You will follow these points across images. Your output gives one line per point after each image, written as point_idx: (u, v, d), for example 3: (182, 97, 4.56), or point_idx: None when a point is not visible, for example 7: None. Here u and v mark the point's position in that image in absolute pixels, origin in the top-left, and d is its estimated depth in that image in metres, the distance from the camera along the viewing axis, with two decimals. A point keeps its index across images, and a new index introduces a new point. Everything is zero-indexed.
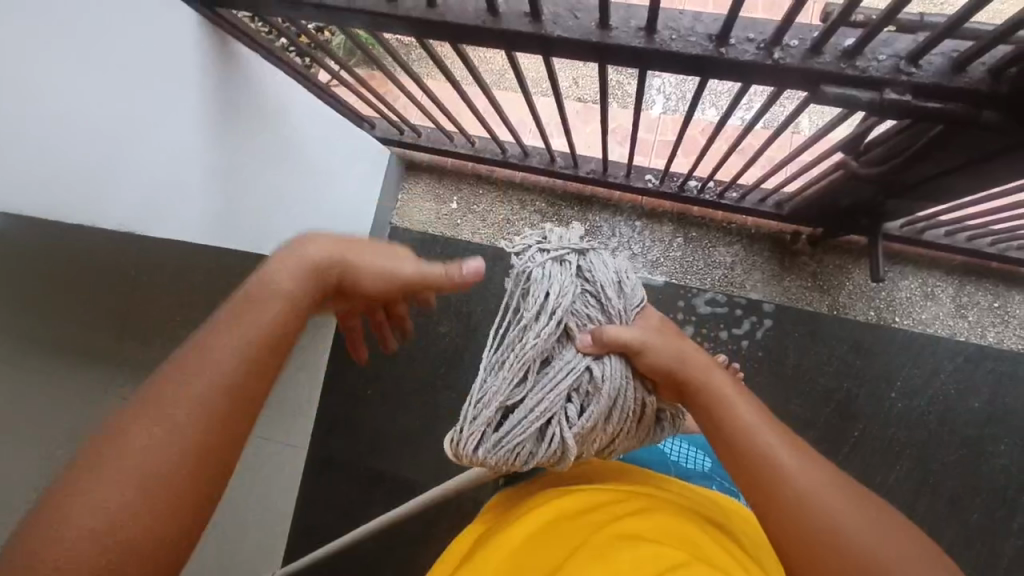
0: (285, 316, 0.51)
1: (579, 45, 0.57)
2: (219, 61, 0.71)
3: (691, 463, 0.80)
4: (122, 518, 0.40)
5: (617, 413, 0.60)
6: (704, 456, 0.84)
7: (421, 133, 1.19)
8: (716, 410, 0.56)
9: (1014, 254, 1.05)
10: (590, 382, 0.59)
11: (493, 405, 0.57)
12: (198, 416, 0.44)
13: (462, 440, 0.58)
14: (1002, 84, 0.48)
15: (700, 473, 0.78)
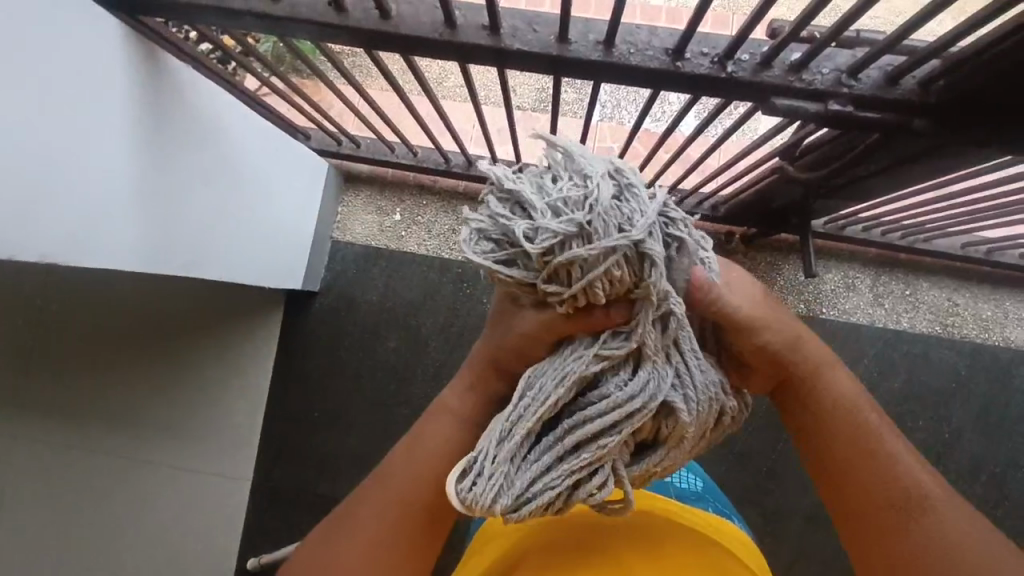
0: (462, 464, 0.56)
1: (538, 57, 0.57)
2: (146, 67, 0.66)
3: (682, 483, 0.74)
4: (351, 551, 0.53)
5: (684, 447, 0.50)
6: (691, 475, 0.76)
7: (361, 144, 1.16)
8: (844, 412, 0.54)
9: (921, 245, 1.15)
10: (669, 418, 0.48)
11: (530, 431, 0.46)
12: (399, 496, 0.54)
13: (483, 487, 0.45)
14: (930, 95, 0.53)
15: (695, 494, 0.72)
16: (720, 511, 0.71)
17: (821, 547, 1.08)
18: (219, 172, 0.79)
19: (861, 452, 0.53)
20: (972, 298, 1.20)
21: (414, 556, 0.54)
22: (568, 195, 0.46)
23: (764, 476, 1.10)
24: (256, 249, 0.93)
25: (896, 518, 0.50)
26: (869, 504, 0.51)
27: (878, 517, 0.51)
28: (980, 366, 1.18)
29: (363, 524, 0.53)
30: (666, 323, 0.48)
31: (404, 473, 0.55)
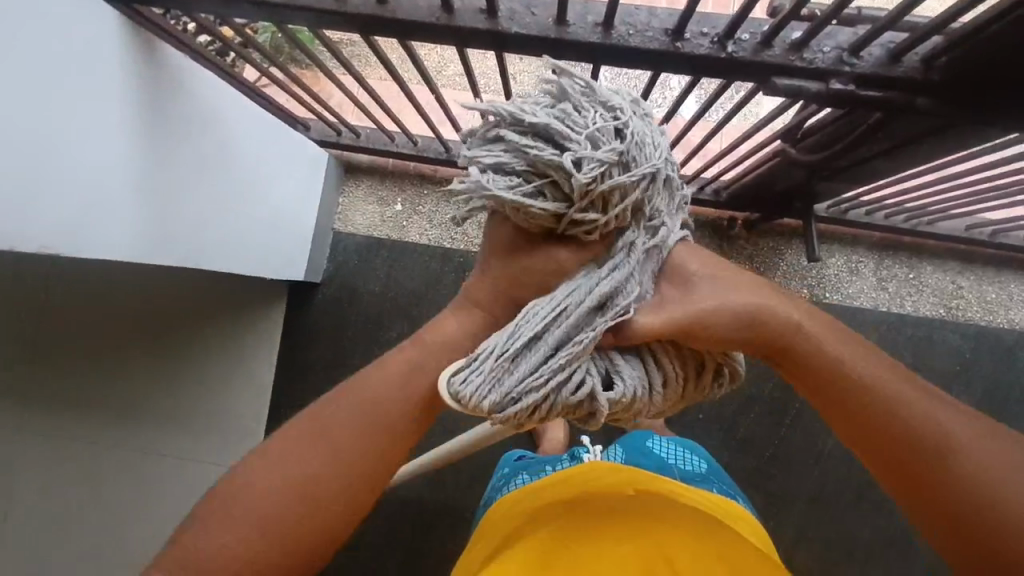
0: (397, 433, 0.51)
1: (537, 41, 0.57)
2: (142, 56, 0.65)
3: (687, 464, 0.73)
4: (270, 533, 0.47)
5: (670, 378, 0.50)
6: (695, 457, 0.75)
7: (361, 134, 1.15)
8: (888, 408, 0.48)
9: (925, 228, 1.14)
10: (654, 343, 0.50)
11: (525, 331, 0.47)
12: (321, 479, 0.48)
13: (476, 380, 0.47)
14: (934, 72, 0.52)
15: (700, 475, 0.71)
16: (725, 491, 0.69)
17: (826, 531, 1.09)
18: (218, 164, 0.80)
19: (921, 452, 0.47)
20: (977, 280, 1.20)
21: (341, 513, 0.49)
22: (603, 123, 0.47)
23: (768, 461, 1.11)
24: (256, 242, 0.93)
25: (988, 526, 0.45)
26: (948, 514, 0.46)
27: (962, 528, 0.45)
28: (984, 348, 1.18)
29: (280, 478, 0.48)
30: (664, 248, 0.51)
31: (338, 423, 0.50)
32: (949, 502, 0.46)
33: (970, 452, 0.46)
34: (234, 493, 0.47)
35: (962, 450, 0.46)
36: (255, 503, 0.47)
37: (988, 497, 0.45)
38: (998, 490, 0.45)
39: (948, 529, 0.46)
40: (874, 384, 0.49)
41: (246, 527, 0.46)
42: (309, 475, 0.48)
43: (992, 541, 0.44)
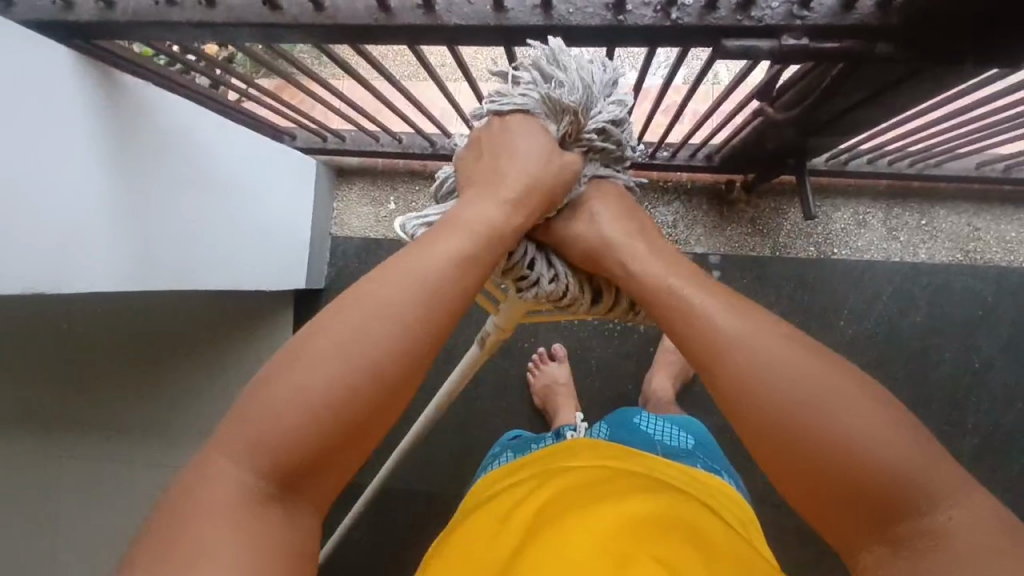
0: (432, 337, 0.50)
1: (478, 30, 0.56)
2: (105, 88, 0.67)
3: (673, 441, 0.73)
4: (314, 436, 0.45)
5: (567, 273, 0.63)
6: (683, 432, 0.76)
7: (344, 138, 1.16)
8: (698, 331, 0.50)
9: (934, 171, 1.09)
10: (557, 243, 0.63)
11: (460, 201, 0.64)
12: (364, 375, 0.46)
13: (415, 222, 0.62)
14: (892, 15, 0.49)
15: (685, 450, 0.71)
16: (709, 466, 0.70)
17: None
18: (196, 182, 0.81)
19: (727, 369, 0.48)
20: (994, 220, 1.14)
21: (398, 385, 0.48)
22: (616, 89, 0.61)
23: None
24: (249, 255, 0.95)
25: (790, 438, 0.45)
26: (755, 429, 0.47)
27: (767, 441, 0.46)
28: (1006, 290, 1.13)
29: (343, 343, 0.47)
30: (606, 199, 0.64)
31: (401, 292, 0.49)
32: (751, 417, 0.47)
33: (769, 368, 0.46)
34: (295, 360, 0.46)
35: (761, 367, 0.47)
36: (316, 370, 0.46)
37: (788, 408, 0.45)
38: (795, 401, 0.45)
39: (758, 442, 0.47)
40: (684, 311, 0.52)
41: (308, 390, 0.45)
42: (375, 345, 0.47)
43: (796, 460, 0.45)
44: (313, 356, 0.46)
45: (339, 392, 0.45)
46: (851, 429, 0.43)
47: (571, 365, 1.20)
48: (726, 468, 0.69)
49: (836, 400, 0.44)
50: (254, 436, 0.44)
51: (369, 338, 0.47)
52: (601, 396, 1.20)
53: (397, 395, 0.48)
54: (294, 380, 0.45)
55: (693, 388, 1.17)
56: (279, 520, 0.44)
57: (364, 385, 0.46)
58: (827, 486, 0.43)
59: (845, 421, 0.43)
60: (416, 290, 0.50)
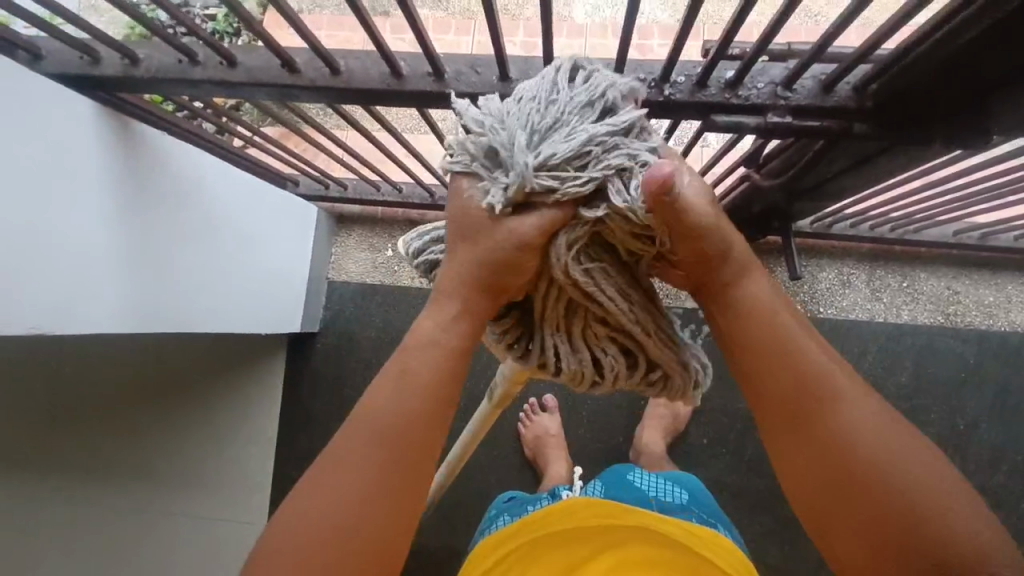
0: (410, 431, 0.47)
1: (483, 97, 0.59)
2: (120, 138, 0.69)
3: (667, 495, 0.73)
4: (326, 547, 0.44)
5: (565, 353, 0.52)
6: (672, 486, 0.76)
7: (347, 186, 1.19)
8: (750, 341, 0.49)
9: (914, 236, 1.13)
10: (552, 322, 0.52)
11: None
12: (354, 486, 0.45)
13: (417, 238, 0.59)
14: (867, 99, 0.54)
15: (681, 505, 0.71)
16: (704, 519, 0.70)
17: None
18: (201, 230, 0.83)
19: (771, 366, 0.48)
20: (973, 284, 1.18)
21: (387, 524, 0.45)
22: (566, 135, 0.46)
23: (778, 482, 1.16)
24: (247, 301, 0.96)
25: (879, 506, 0.43)
26: (827, 488, 0.45)
27: (844, 503, 0.45)
28: (988, 352, 1.16)
29: (313, 512, 0.44)
30: (589, 267, 0.48)
31: (359, 435, 0.47)
32: (830, 478, 0.45)
33: (869, 434, 0.45)
34: (268, 549, 0.44)
35: (859, 431, 0.45)
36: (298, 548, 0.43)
37: (884, 480, 0.44)
38: (893, 474, 0.43)
39: (824, 502, 0.45)
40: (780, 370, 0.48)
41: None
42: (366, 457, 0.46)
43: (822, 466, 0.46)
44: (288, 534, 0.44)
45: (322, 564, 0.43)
46: (949, 511, 0.42)
47: (563, 418, 1.20)
48: (718, 520, 0.69)
49: (934, 476, 0.43)
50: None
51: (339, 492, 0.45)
52: (591, 450, 1.19)
53: (396, 535, 0.46)
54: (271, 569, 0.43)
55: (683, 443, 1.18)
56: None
57: (353, 543, 0.44)
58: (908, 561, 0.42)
59: (943, 500, 0.42)
60: (367, 437, 0.46)
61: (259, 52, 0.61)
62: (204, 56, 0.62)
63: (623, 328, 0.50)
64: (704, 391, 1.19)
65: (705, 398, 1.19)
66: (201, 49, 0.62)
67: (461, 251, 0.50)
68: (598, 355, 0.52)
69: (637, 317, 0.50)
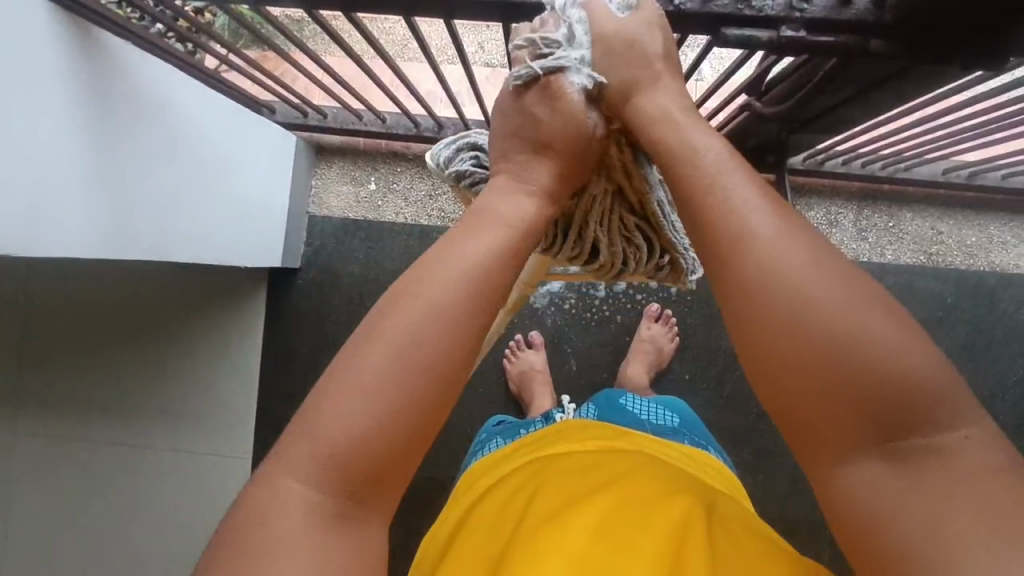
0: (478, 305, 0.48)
1: (479, 5, 0.55)
2: (84, 45, 0.64)
3: (659, 419, 0.79)
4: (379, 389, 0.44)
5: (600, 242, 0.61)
6: (663, 413, 0.81)
7: (327, 114, 1.13)
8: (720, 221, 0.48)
9: (904, 175, 1.13)
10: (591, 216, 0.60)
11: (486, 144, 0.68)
12: (418, 339, 0.46)
13: (443, 148, 0.69)
14: (886, 13, 0.51)
15: (673, 427, 0.77)
16: (696, 441, 0.76)
17: (800, 475, 1.18)
18: (177, 151, 0.79)
19: (730, 242, 0.47)
20: (956, 225, 1.19)
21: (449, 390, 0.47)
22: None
23: (756, 417, 1.19)
24: (226, 229, 0.93)
25: (803, 341, 0.43)
26: (755, 327, 0.45)
27: (774, 343, 0.44)
28: (966, 292, 1.18)
29: (381, 363, 0.45)
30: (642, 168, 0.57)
31: (435, 296, 0.47)
32: (757, 318, 0.45)
33: (793, 267, 0.44)
34: (335, 381, 0.45)
35: (786, 268, 0.45)
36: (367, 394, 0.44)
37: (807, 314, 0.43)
38: (815, 306, 0.43)
39: (758, 343, 0.45)
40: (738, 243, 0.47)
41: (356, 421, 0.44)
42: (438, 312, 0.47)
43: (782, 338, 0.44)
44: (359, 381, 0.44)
45: (384, 413, 0.44)
46: (876, 343, 0.41)
47: (549, 354, 1.21)
48: (708, 442, 0.75)
49: (863, 312, 0.43)
50: (308, 459, 0.43)
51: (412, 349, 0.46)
52: (576, 386, 1.21)
53: (450, 395, 0.47)
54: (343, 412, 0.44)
55: (666, 379, 1.20)
56: (358, 534, 0.44)
57: (413, 401, 0.45)
58: (831, 396, 0.42)
59: (871, 335, 0.42)
60: (441, 301, 0.47)
61: None
62: None
63: (657, 225, 0.60)
64: (688, 329, 1.21)
65: (688, 335, 1.20)
66: None
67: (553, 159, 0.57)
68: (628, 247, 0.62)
69: (672, 218, 0.60)
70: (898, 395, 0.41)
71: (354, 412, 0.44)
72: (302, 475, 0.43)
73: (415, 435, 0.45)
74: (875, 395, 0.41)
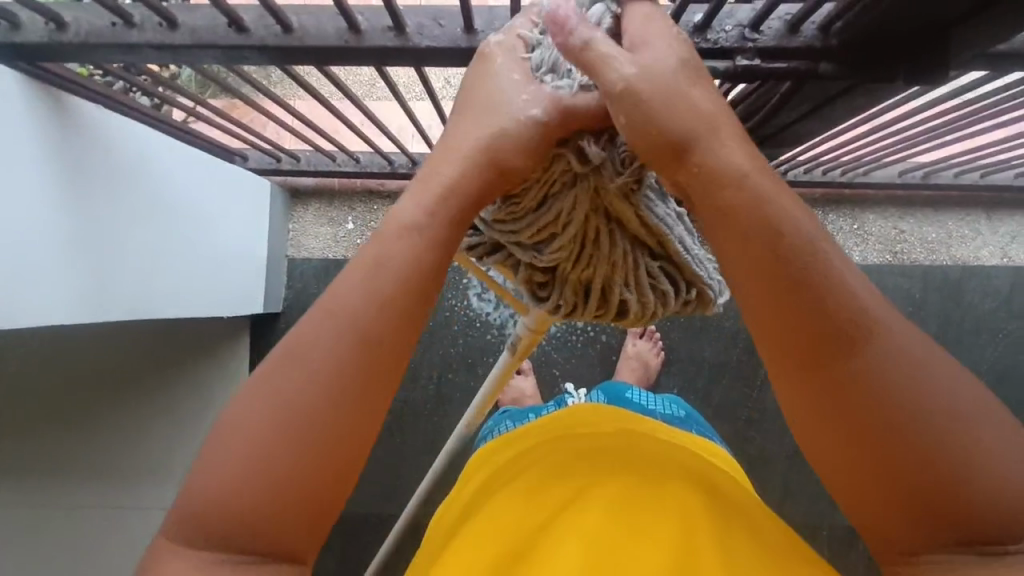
0: (383, 343, 0.43)
1: (448, 52, 0.57)
2: (57, 119, 0.65)
3: (666, 409, 0.81)
4: (268, 440, 0.41)
5: (582, 268, 0.51)
6: (667, 405, 0.83)
7: (300, 158, 1.14)
8: (803, 297, 0.41)
9: (863, 179, 1.18)
10: (565, 234, 0.49)
11: None
12: (320, 386, 0.41)
13: None
14: (832, 39, 0.54)
15: (679, 417, 0.79)
16: (702, 430, 0.78)
17: (793, 478, 1.20)
18: (153, 210, 0.79)
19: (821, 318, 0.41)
20: (916, 223, 1.24)
21: (359, 423, 0.42)
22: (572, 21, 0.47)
23: (745, 424, 1.21)
24: (207, 281, 0.92)
25: (904, 445, 0.39)
26: (847, 416, 0.41)
27: (853, 444, 0.41)
28: (932, 287, 1.22)
29: (280, 408, 0.41)
30: (642, 197, 0.48)
31: (346, 325, 0.42)
32: (849, 410, 0.40)
33: (897, 365, 0.40)
34: (227, 424, 0.41)
35: (893, 363, 0.40)
36: (271, 407, 0.41)
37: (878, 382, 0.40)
38: (910, 411, 0.39)
39: (836, 441, 0.41)
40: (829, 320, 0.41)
41: (250, 456, 0.40)
42: (343, 355, 0.42)
43: (879, 437, 0.40)
44: (254, 416, 0.41)
45: (272, 468, 0.40)
46: (994, 456, 0.38)
47: (538, 379, 1.22)
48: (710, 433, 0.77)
49: (964, 414, 0.39)
50: (195, 517, 0.41)
51: (322, 368, 0.42)
52: None
53: (356, 440, 0.42)
54: (236, 442, 0.41)
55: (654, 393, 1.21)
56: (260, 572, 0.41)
57: (304, 453, 0.41)
58: (927, 502, 0.39)
59: (982, 450, 0.38)
60: (360, 309, 0.43)
61: (201, 10, 0.57)
62: (141, 18, 0.57)
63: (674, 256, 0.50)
64: (671, 342, 1.23)
65: (673, 349, 1.23)
66: (136, 10, 0.57)
67: (546, 119, 0.47)
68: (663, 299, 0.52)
69: (695, 251, 0.50)
70: (992, 505, 0.38)
71: (239, 468, 0.40)
72: (188, 534, 0.41)
73: (311, 489, 0.41)
74: (957, 498, 0.38)
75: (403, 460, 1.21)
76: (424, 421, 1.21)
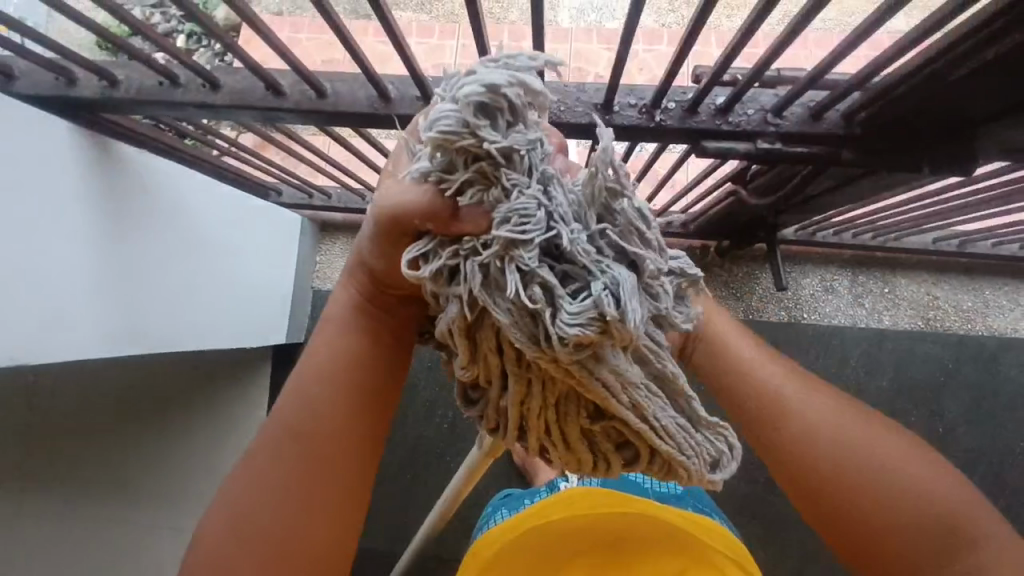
0: (329, 432, 0.46)
1: None
2: (102, 164, 0.68)
3: (663, 485, 0.79)
4: (234, 535, 0.44)
5: (495, 389, 0.40)
6: (668, 481, 0.80)
7: (331, 195, 1.18)
8: (804, 442, 0.50)
9: (895, 243, 1.16)
10: (450, 340, 0.39)
11: None
12: (276, 478, 0.45)
13: None
14: (855, 127, 0.54)
15: (676, 494, 0.76)
16: (701, 508, 0.75)
17: (812, 546, 1.15)
18: (186, 247, 0.82)
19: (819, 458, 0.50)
20: (950, 289, 1.21)
21: (314, 509, 0.45)
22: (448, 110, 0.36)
23: (764, 486, 1.17)
24: (232, 315, 0.95)
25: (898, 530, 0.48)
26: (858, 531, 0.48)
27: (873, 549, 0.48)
28: (966, 357, 1.17)
29: (243, 504, 0.45)
30: (537, 318, 0.35)
31: (299, 417, 0.46)
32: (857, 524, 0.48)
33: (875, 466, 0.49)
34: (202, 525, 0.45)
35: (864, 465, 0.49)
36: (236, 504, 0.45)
37: (845, 478, 0.49)
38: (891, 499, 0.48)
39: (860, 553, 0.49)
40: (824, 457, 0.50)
41: (219, 554, 0.44)
42: (297, 449, 0.46)
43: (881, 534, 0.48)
44: (223, 513, 0.45)
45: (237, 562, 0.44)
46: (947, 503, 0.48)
47: None
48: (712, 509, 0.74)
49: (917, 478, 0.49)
50: None
51: (278, 462, 0.45)
52: None
53: (313, 528, 0.45)
54: (209, 541, 0.44)
55: None
56: None
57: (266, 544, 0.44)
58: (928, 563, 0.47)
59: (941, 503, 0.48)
60: (309, 401, 0.47)
61: (242, 74, 0.60)
62: (186, 79, 0.60)
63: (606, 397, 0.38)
64: None
65: None
66: (182, 71, 0.61)
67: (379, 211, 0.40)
68: (613, 443, 0.41)
69: (635, 388, 0.38)
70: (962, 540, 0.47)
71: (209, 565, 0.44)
72: None
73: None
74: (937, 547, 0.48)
75: (413, 497, 1.20)
76: (436, 460, 1.21)
